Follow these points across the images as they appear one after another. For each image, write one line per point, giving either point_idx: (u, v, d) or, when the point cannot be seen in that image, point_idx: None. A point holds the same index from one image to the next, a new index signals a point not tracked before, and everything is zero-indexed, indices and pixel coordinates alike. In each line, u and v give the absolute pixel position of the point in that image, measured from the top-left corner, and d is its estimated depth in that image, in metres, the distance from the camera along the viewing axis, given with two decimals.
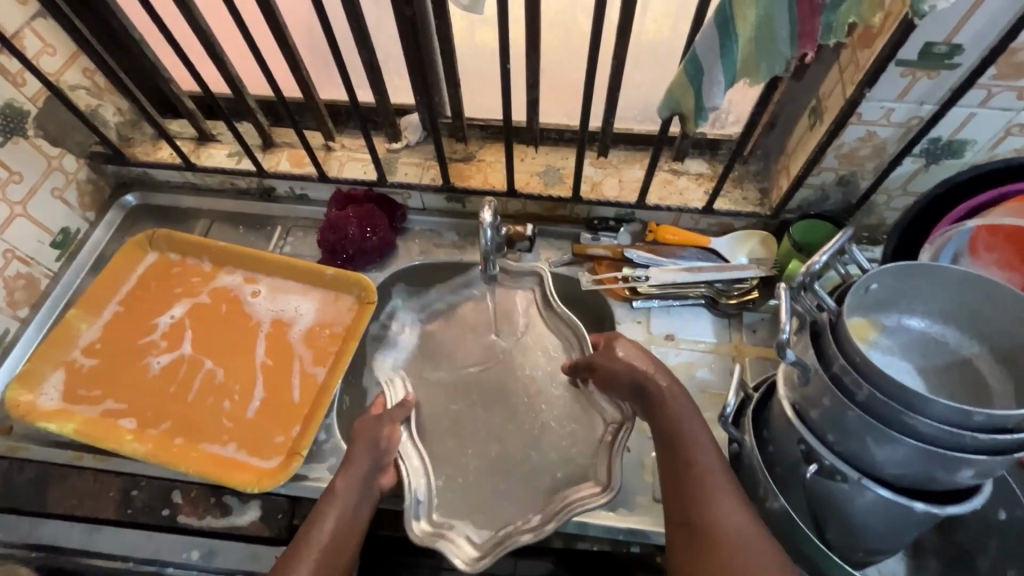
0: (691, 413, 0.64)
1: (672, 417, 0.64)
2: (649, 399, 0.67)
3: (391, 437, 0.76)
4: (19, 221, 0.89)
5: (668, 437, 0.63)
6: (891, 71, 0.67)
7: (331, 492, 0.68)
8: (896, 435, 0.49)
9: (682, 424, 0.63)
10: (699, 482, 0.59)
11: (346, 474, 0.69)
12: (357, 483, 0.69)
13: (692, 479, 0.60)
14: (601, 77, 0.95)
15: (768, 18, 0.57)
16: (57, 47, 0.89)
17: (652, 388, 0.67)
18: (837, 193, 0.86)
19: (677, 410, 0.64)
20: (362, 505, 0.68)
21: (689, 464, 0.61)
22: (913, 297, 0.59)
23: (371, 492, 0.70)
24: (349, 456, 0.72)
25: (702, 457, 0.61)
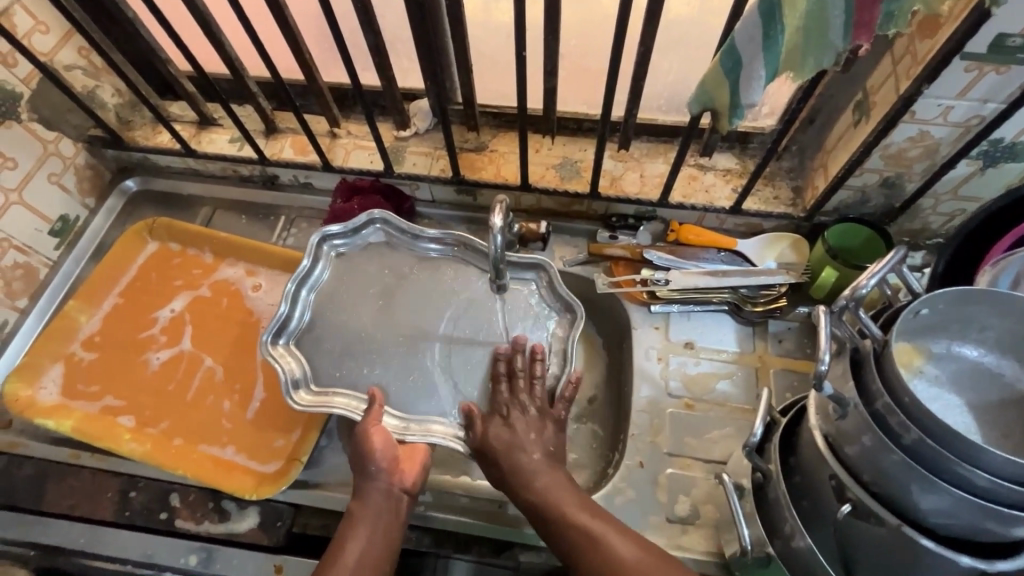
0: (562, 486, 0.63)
1: (546, 493, 0.63)
2: (522, 474, 0.64)
3: (386, 441, 0.67)
4: (15, 209, 0.86)
5: (547, 510, 0.61)
6: (955, 65, 0.60)
7: (349, 516, 0.64)
8: (944, 485, 0.45)
9: (556, 494, 0.62)
10: (593, 542, 0.58)
11: (360, 494, 0.65)
12: (376, 506, 0.64)
13: (591, 544, 0.58)
14: (626, 62, 0.87)
15: (822, 7, 0.50)
16: (50, 25, 0.85)
17: (520, 459, 0.65)
18: (878, 196, 0.80)
19: (551, 479, 0.64)
20: (387, 523, 0.63)
21: (580, 528, 0.59)
22: (967, 324, 0.54)
23: (396, 509, 0.65)
24: (356, 477, 0.66)
25: (579, 517, 0.60)
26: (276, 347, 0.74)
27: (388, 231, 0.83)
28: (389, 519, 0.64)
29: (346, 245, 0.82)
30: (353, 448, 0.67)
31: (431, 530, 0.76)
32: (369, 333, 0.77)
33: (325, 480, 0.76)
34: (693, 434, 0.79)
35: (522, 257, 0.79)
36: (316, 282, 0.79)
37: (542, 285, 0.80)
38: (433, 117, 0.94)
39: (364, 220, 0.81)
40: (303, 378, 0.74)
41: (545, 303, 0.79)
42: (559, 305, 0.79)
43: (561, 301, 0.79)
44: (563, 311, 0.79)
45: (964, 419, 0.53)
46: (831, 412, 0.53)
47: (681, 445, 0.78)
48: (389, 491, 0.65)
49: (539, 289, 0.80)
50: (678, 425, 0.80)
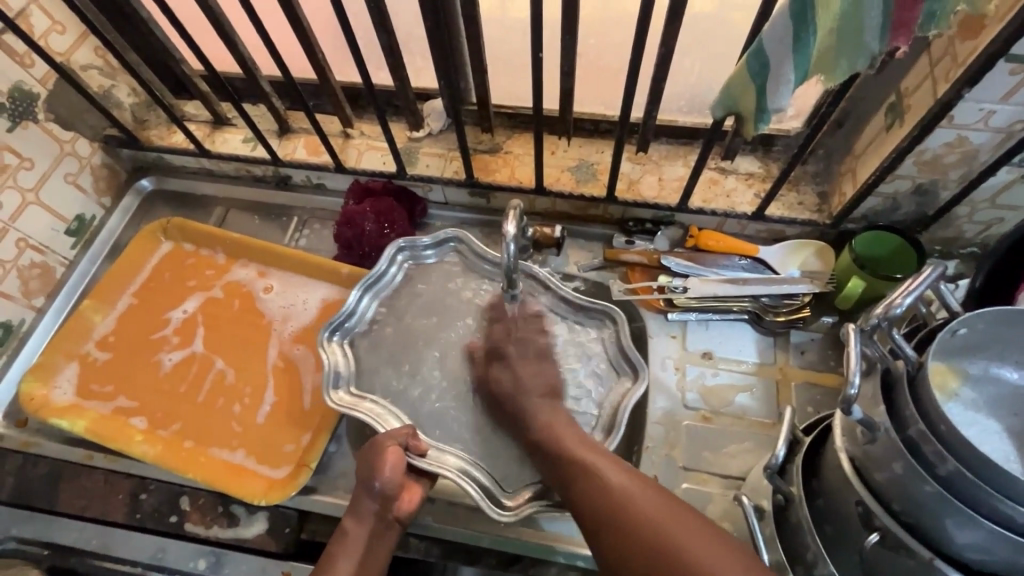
0: (564, 425, 0.65)
1: (547, 428, 0.65)
2: (521, 412, 0.67)
3: (396, 466, 0.64)
4: (31, 209, 0.86)
5: (545, 442, 0.64)
6: (998, 68, 0.56)
7: (341, 533, 0.64)
8: (980, 520, 0.42)
9: (556, 429, 0.65)
10: (585, 469, 0.60)
11: (355, 513, 0.64)
12: (369, 526, 0.64)
13: (584, 469, 0.60)
14: (645, 61, 0.84)
15: (857, 6, 0.47)
16: (66, 25, 0.85)
17: (518, 400, 0.67)
18: (910, 203, 0.76)
19: (547, 418, 0.66)
20: (375, 548, 0.64)
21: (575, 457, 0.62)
22: (1007, 344, 0.51)
23: (387, 535, 0.65)
24: (356, 490, 0.65)
25: (574, 447, 0.63)
26: (330, 342, 0.75)
27: (468, 251, 0.82)
28: (378, 544, 0.64)
29: (431, 256, 0.83)
30: (363, 461, 0.65)
31: (440, 540, 0.75)
32: (422, 348, 0.76)
33: (334, 487, 0.76)
34: (710, 448, 0.77)
35: (591, 305, 0.77)
36: (385, 286, 0.80)
37: (610, 337, 0.76)
38: (447, 118, 0.93)
39: (443, 237, 0.81)
40: (346, 381, 0.73)
41: (607, 358, 0.75)
42: (623, 363, 0.74)
43: (624, 360, 0.74)
44: (627, 370, 0.74)
45: (1004, 446, 0.50)
46: (859, 435, 0.50)
47: (698, 459, 0.76)
48: (383, 517, 0.65)
49: (607, 342, 0.76)
50: (694, 439, 0.77)
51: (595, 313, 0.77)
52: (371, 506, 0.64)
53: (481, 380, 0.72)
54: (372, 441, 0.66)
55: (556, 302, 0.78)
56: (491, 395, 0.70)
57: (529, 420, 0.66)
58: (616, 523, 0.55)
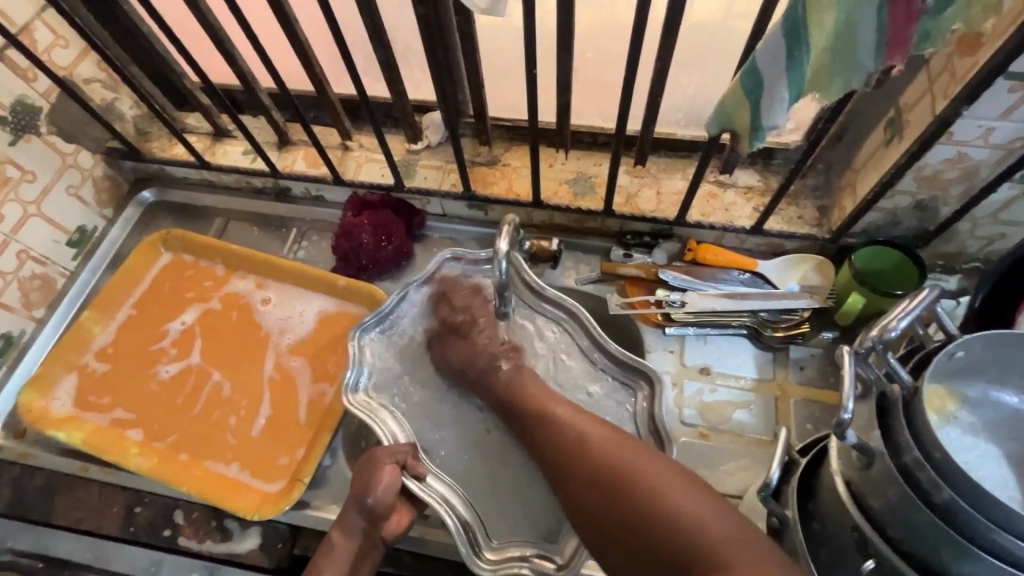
0: (530, 377, 0.67)
1: (513, 383, 0.67)
2: (484, 373, 0.68)
3: (386, 490, 0.63)
4: (33, 221, 0.87)
5: (507, 391, 0.66)
6: (997, 85, 0.56)
7: (329, 546, 0.64)
8: (976, 551, 0.41)
9: (519, 380, 0.67)
10: (551, 416, 0.62)
11: (343, 527, 0.65)
12: (355, 542, 0.64)
13: (549, 417, 0.62)
14: (644, 75, 0.84)
15: (851, 25, 0.46)
16: (69, 40, 0.86)
17: (478, 360, 0.69)
18: (911, 218, 0.75)
19: (510, 376, 0.67)
20: (360, 563, 0.64)
21: (540, 406, 0.63)
22: (1007, 367, 0.50)
23: (371, 552, 0.65)
24: (347, 502, 0.65)
25: (533, 390, 0.65)
26: (363, 338, 0.75)
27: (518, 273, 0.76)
28: (363, 561, 0.64)
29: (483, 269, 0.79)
30: (358, 475, 0.65)
31: (434, 557, 0.74)
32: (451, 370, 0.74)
33: (327, 502, 0.75)
34: (707, 465, 0.76)
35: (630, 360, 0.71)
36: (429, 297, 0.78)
37: (642, 400, 0.71)
38: (445, 130, 0.93)
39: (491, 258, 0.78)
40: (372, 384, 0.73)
41: (635, 421, 0.70)
42: (652, 432, 0.68)
43: (653, 428, 0.68)
44: (654, 445, 0.68)
45: (1003, 473, 0.49)
46: (855, 460, 0.49)
47: None
48: (371, 533, 0.65)
49: (639, 405, 0.71)
50: (691, 456, 0.76)
51: (632, 372, 0.72)
52: (359, 521, 0.64)
53: (439, 357, 0.72)
54: (369, 454, 0.66)
55: (590, 346, 0.74)
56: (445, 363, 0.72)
57: (491, 379, 0.68)
58: (581, 462, 0.57)
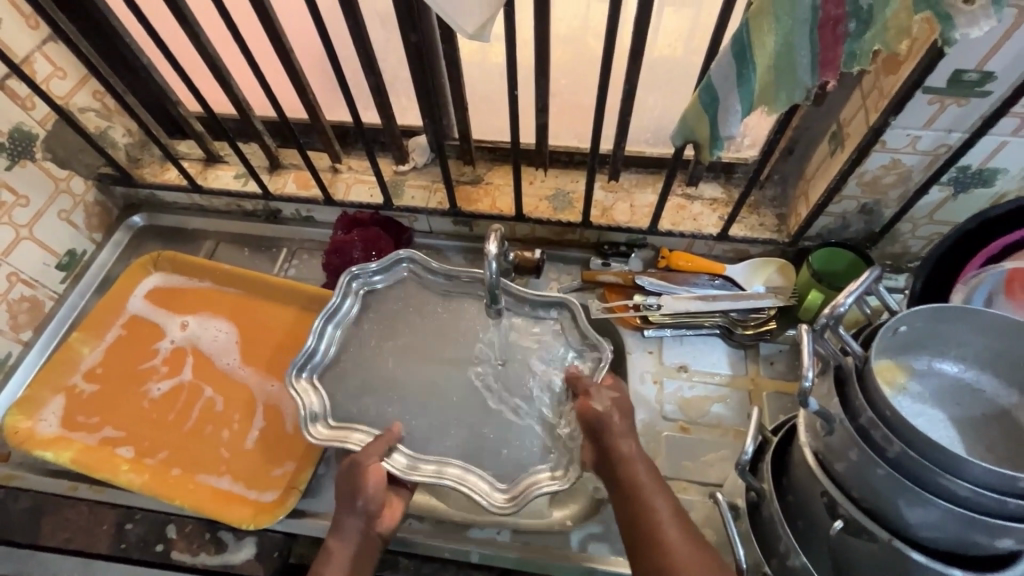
0: (650, 476, 0.62)
1: (631, 468, 0.63)
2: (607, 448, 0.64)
3: (378, 479, 0.66)
4: (24, 245, 0.88)
5: (621, 467, 0.63)
6: (918, 98, 0.64)
7: (325, 553, 0.63)
8: (930, 497, 0.46)
9: (636, 470, 0.62)
10: (643, 504, 0.60)
11: (339, 533, 0.64)
12: (353, 545, 0.63)
13: (640, 499, 0.60)
14: (614, 99, 0.92)
15: (788, 47, 0.53)
16: (68, 71, 0.89)
17: (609, 421, 0.66)
18: (859, 221, 0.83)
19: (624, 431, 0.65)
20: (360, 565, 0.63)
21: (637, 491, 0.61)
22: (945, 340, 0.56)
23: (369, 550, 0.64)
24: (338, 511, 0.65)
25: (638, 472, 0.62)
26: (298, 381, 0.75)
27: (419, 272, 0.84)
28: (364, 559, 0.63)
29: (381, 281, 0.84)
30: (342, 480, 0.66)
31: (429, 558, 0.74)
32: (391, 369, 0.78)
33: (322, 508, 0.77)
34: (689, 456, 0.80)
35: (547, 295, 0.79)
36: (342, 320, 0.81)
37: (568, 324, 0.79)
38: (431, 152, 0.98)
39: (393, 260, 0.83)
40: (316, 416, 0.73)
41: (566, 340, 0.78)
42: (583, 345, 0.77)
43: (586, 343, 0.77)
44: (587, 350, 0.77)
45: (949, 434, 0.54)
46: (819, 428, 0.54)
47: (678, 468, 0.79)
48: (370, 529, 0.64)
49: (567, 327, 0.79)
50: (674, 448, 0.81)
51: (552, 305, 0.80)
52: (354, 522, 0.64)
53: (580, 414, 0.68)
54: (349, 462, 0.67)
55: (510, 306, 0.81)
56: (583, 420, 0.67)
57: (609, 432, 0.65)
58: (651, 540, 0.57)
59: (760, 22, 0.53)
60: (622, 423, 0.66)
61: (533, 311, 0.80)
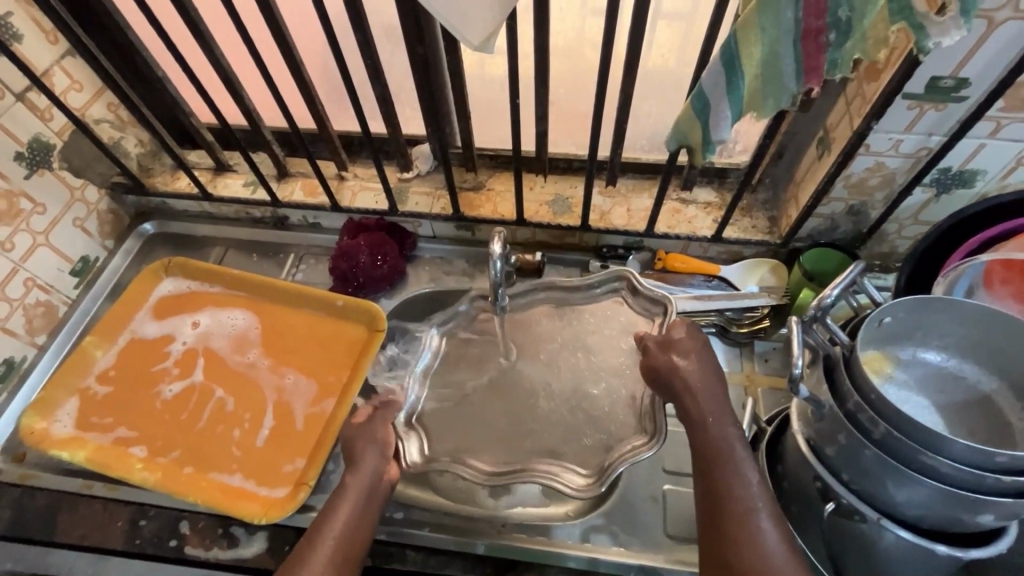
0: (736, 443, 0.61)
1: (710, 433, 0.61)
2: (688, 414, 0.64)
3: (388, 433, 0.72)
4: (41, 250, 0.91)
5: (699, 427, 0.62)
6: (898, 103, 0.68)
7: (341, 485, 0.66)
8: (914, 475, 0.49)
9: (716, 427, 0.62)
10: (723, 470, 0.58)
11: (355, 468, 0.68)
12: (366, 480, 0.67)
13: (718, 464, 0.59)
14: (610, 108, 0.96)
15: (774, 57, 0.57)
16: (84, 84, 0.92)
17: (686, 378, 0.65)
18: (847, 222, 0.86)
19: (703, 388, 0.65)
20: (372, 500, 0.66)
21: (720, 457, 0.59)
22: (928, 330, 0.59)
23: (379, 491, 0.67)
24: (350, 453, 0.69)
25: (722, 430, 0.61)
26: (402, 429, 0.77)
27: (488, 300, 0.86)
28: (375, 496, 0.66)
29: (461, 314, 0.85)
30: (356, 427, 0.72)
31: (436, 551, 0.75)
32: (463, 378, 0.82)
33: None
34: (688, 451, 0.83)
35: (601, 274, 0.84)
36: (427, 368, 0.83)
37: (628, 291, 0.84)
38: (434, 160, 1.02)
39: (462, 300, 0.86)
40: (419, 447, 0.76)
41: (635, 306, 0.83)
42: (648, 304, 0.81)
43: (652, 301, 0.81)
44: (653, 308, 0.81)
45: (934, 419, 0.57)
46: (810, 414, 0.57)
47: (678, 463, 0.82)
48: (380, 478, 0.68)
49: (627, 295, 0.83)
50: (673, 443, 0.83)
51: (608, 278, 0.84)
52: (372, 461, 0.68)
53: (650, 370, 0.69)
54: (368, 417, 0.73)
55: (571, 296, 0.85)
56: (658, 380, 0.68)
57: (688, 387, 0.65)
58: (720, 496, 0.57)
59: (746, 34, 0.57)
60: (707, 382, 0.65)
61: (595, 292, 0.85)
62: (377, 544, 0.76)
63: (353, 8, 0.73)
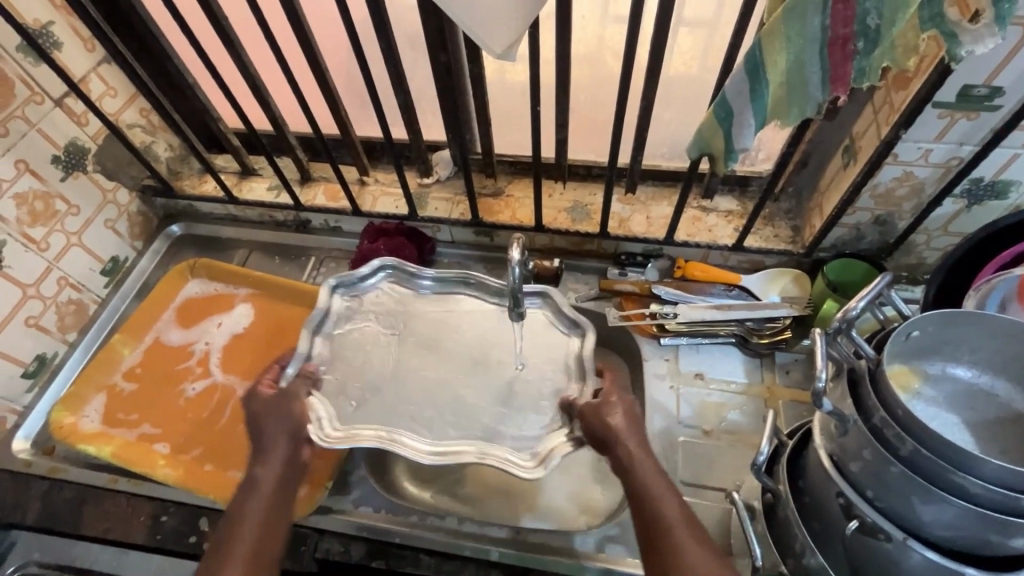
0: (666, 493, 0.60)
1: (639, 476, 0.61)
2: (619, 465, 0.62)
3: (300, 408, 0.69)
4: (74, 251, 0.94)
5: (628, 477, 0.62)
6: (928, 112, 0.67)
7: (251, 482, 0.64)
8: (942, 495, 0.47)
9: (651, 477, 0.61)
10: (660, 517, 0.59)
11: (263, 460, 0.65)
12: (278, 470, 0.65)
13: (653, 512, 0.59)
14: (631, 115, 0.96)
15: (800, 65, 0.56)
16: (118, 90, 0.95)
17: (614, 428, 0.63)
18: (873, 233, 0.84)
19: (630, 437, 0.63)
20: (286, 489, 0.65)
21: (654, 505, 0.60)
22: (958, 345, 0.57)
23: (293, 474, 0.66)
24: (259, 444, 0.67)
25: (654, 480, 0.61)
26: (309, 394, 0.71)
27: (402, 277, 0.83)
28: (289, 483, 0.66)
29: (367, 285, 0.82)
30: (265, 411, 0.68)
31: (448, 556, 0.76)
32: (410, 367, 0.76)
33: (348, 505, 0.80)
34: (705, 462, 0.82)
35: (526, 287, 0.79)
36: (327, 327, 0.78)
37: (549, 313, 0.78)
38: (454, 166, 1.03)
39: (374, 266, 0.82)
40: (333, 419, 0.70)
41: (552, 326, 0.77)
42: (568, 325, 0.77)
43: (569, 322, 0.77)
44: (572, 329, 0.76)
45: (963, 436, 0.55)
46: (834, 430, 0.55)
47: (695, 475, 0.81)
48: (292, 462, 0.66)
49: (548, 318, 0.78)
50: (690, 454, 0.82)
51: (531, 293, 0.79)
52: (284, 449, 0.66)
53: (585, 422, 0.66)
54: (276, 393, 0.70)
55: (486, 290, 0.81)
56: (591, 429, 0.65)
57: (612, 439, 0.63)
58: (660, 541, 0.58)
59: (771, 42, 0.56)
60: (633, 430, 0.64)
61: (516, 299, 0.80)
62: (391, 547, 0.77)
63: (377, 16, 0.74)
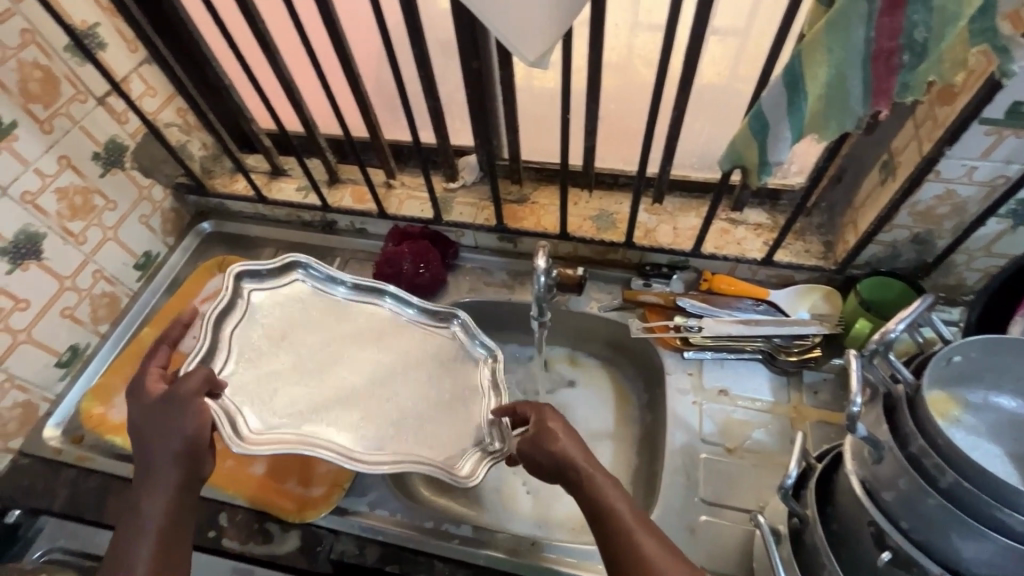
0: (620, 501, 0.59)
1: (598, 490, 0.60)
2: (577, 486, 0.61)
3: (196, 416, 0.65)
4: (109, 245, 0.97)
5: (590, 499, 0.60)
6: (974, 129, 0.64)
7: (136, 512, 0.61)
8: (983, 530, 0.45)
9: (604, 484, 0.60)
10: (617, 527, 0.57)
11: (152, 488, 0.62)
12: (169, 492, 0.62)
13: (609, 525, 0.57)
14: (661, 125, 0.94)
15: (841, 78, 0.54)
16: (157, 89, 0.98)
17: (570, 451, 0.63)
18: (910, 251, 0.82)
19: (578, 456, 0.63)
20: (181, 511, 0.63)
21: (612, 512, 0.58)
22: (1001, 373, 0.55)
23: (190, 495, 0.64)
24: (147, 468, 0.63)
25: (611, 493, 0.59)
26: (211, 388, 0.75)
27: (313, 278, 0.88)
28: (186, 503, 0.63)
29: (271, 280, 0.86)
30: (151, 431, 0.64)
31: (462, 564, 0.75)
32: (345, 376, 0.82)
33: (365, 507, 0.80)
34: (728, 481, 0.80)
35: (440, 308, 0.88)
36: (238, 315, 0.82)
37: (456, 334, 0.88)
38: (480, 171, 1.03)
39: (292, 261, 0.87)
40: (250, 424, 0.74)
41: (460, 346, 0.87)
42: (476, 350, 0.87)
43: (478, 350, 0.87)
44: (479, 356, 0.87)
45: (1006, 469, 0.53)
46: (868, 456, 0.53)
47: (717, 493, 0.79)
48: (190, 480, 0.64)
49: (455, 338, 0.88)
50: (712, 471, 0.80)
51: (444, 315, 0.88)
52: (172, 472, 0.63)
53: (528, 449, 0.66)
54: (161, 409, 0.66)
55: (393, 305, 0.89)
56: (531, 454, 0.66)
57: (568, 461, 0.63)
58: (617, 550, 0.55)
59: (813, 53, 0.54)
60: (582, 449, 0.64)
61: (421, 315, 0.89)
62: (404, 551, 0.76)
63: (411, 23, 0.74)
